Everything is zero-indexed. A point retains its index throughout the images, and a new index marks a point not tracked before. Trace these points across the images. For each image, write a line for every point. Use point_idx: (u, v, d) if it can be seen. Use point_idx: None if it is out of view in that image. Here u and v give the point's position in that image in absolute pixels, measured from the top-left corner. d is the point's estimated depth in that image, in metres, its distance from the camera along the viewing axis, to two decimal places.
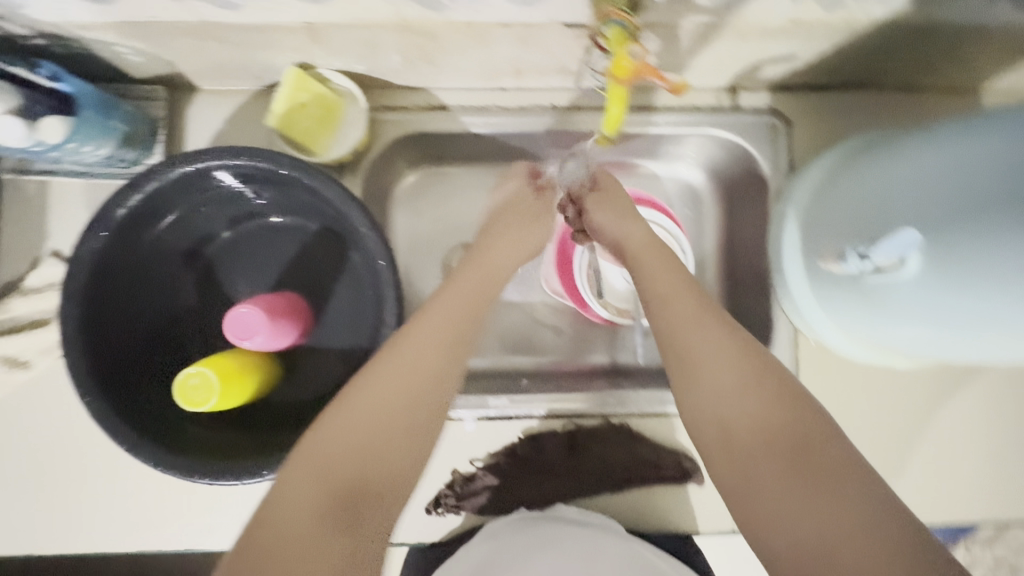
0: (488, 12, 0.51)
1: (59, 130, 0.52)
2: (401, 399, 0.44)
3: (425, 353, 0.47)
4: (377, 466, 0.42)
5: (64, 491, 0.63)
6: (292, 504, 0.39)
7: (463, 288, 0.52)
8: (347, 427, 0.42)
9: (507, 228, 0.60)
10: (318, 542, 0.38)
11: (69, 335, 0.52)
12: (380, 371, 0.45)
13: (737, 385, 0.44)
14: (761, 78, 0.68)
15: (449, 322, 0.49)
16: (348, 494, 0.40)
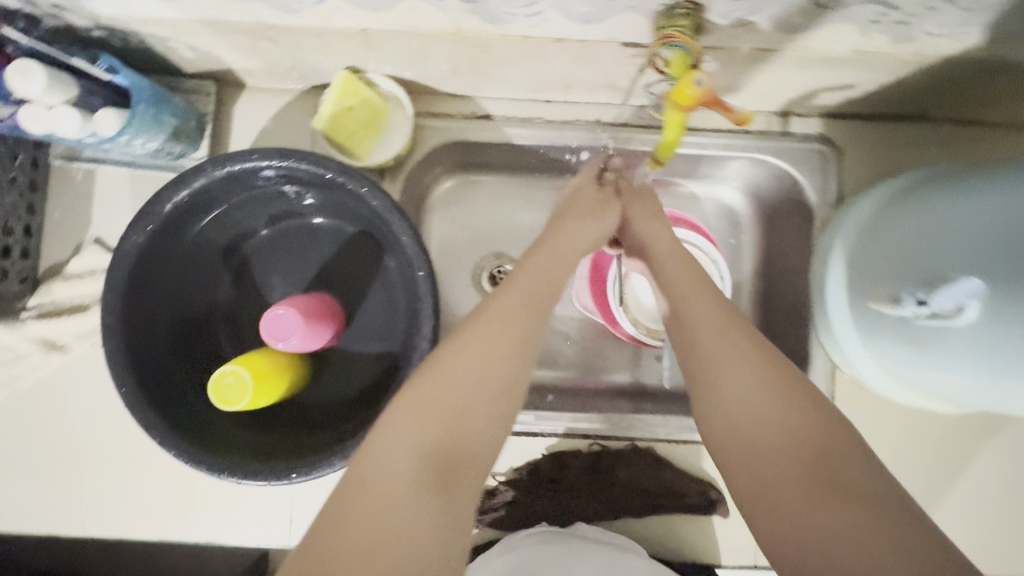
0: (546, 28, 0.50)
1: (113, 123, 0.53)
2: (484, 370, 0.43)
3: (503, 327, 0.45)
4: (465, 436, 0.41)
5: (93, 475, 0.65)
6: (386, 466, 0.38)
7: (538, 271, 0.50)
8: (431, 395, 0.41)
9: (577, 217, 0.56)
10: (413, 505, 0.37)
11: (110, 326, 0.52)
12: (462, 342, 0.44)
13: (752, 383, 0.44)
14: (814, 104, 0.66)
15: (525, 300, 0.47)
16: (439, 460, 0.40)
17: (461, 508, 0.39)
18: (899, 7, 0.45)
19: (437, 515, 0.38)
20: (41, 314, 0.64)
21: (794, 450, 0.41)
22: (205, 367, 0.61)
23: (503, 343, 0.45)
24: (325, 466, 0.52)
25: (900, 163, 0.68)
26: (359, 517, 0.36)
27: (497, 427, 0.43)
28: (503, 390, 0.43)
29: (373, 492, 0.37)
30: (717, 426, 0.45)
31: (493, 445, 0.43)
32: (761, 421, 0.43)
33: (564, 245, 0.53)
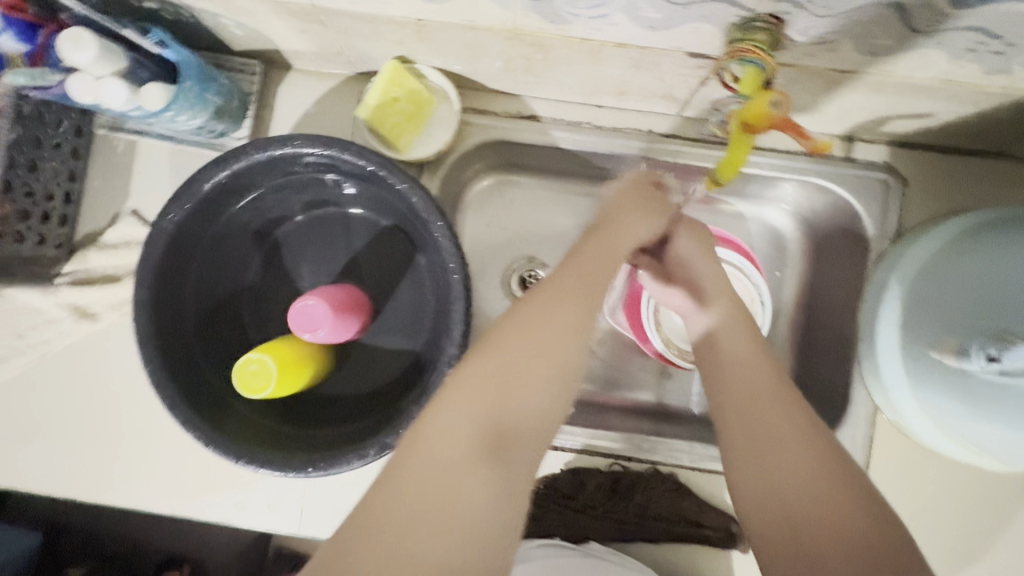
0: (609, 32, 0.48)
1: (159, 99, 0.52)
2: (540, 358, 0.41)
3: (562, 312, 0.43)
4: (516, 423, 0.40)
5: (113, 444, 0.65)
6: (440, 441, 0.38)
7: (595, 256, 0.47)
8: (483, 380, 0.39)
9: (628, 212, 0.52)
10: (464, 485, 0.36)
11: (142, 301, 0.52)
12: (518, 325, 0.42)
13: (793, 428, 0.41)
14: (883, 130, 0.62)
15: (584, 284, 0.45)
16: (492, 442, 0.38)
17: (510, 491, 0.38)
18: (1001, 36, 0.41)
19: (489, 497, 0.37)
20: (74, 282, 0.64)
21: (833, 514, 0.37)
22: (228, 350, 0.60)
23: (561, 327, 0.42)
24: (343, 464, 0.51)
25: (969, 199, 0.64)
26: (409, 491, 0.36)
27: (549, 411, 0.42)
28: (558, 381, 0.42)
29: (422, 467, 0.37)
30: (747, 466, 0.42)
31: (541, 435, 0.41)
32: (794, 469, 0.40)
33: (624, 238, 0.50)
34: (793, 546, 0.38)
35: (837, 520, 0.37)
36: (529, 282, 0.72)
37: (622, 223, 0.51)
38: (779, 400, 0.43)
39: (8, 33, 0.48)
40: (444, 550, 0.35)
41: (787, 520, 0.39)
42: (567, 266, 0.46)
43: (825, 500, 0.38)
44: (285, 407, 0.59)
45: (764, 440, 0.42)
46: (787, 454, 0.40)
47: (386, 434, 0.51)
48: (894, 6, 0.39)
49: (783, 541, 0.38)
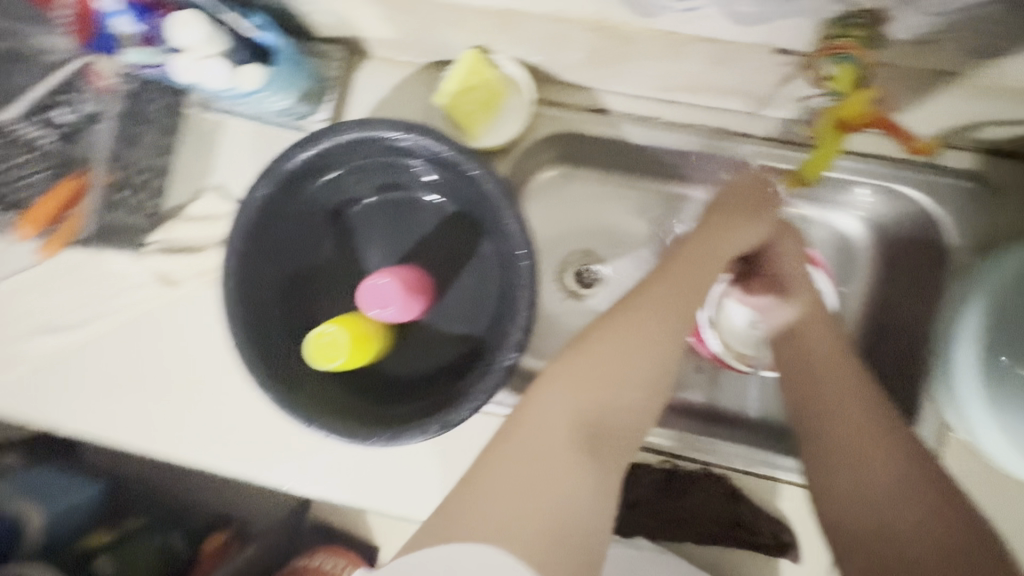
0: (697, 25, 0.47)
1: (255, 79, 0.56)
2: (637, 357, 0.44)
3: (660, 317, 0.45)
4: (615, 417, 0.43)
5: (186, 404, 0.69)
6: (546, 425, 0.41)
7: (694, 262, 0.50)
8: (586, 373, 0.42)
9: (740, 219, 0.54)
10: (569, 468, 0.40)
11: (232, 268, 0.56)
12: (619, 327, 0.44)
13: (879, 440, 0.46)
14: (974, 136, 0.59)
15: (681, 292, 0.47)
16: (593, 432, 0.41)
17: (609, 480, 0.41)
18: None
19: (591, 482, 0.40)
20: (165, 250, 0.68)
21: (917, 518, 0.43)
22: (299, 322, 0.63)
23: (660, 332, 0.45)
24: (406, 436, 0.53)
25: None
26: (519, 466, 0.39)
27: (644, 407, 0.44)
28: (653, 378, 0.44)
29: (531, 446, 0.40)
30: (830, 468, 0.48)
31: (636, 428, 0.44)
32: (879, 476, 0.45)
33: (726, 246, 0.53)
34: (876, 543, 0.43)
35: (919, 524, 0.42)
36: (584, 276, 0.73)
37: (729, 229, 0.53)
38: (865, 415, 0.48)
39: (127, 14, 0.53)
40: (550, 524, 0.38)
41: (869, 519, 0.44)
42: (663, 274, 0.49)
43: (910, 508, 0.43)
44: (352, 381, 0.61)
45: (848, 447, 0.47)
46: (873, 461, 0.46)
47: (449, 411, 0.53)
48: (1011, 3, 0.38)
49: (865, 538, 0.44)
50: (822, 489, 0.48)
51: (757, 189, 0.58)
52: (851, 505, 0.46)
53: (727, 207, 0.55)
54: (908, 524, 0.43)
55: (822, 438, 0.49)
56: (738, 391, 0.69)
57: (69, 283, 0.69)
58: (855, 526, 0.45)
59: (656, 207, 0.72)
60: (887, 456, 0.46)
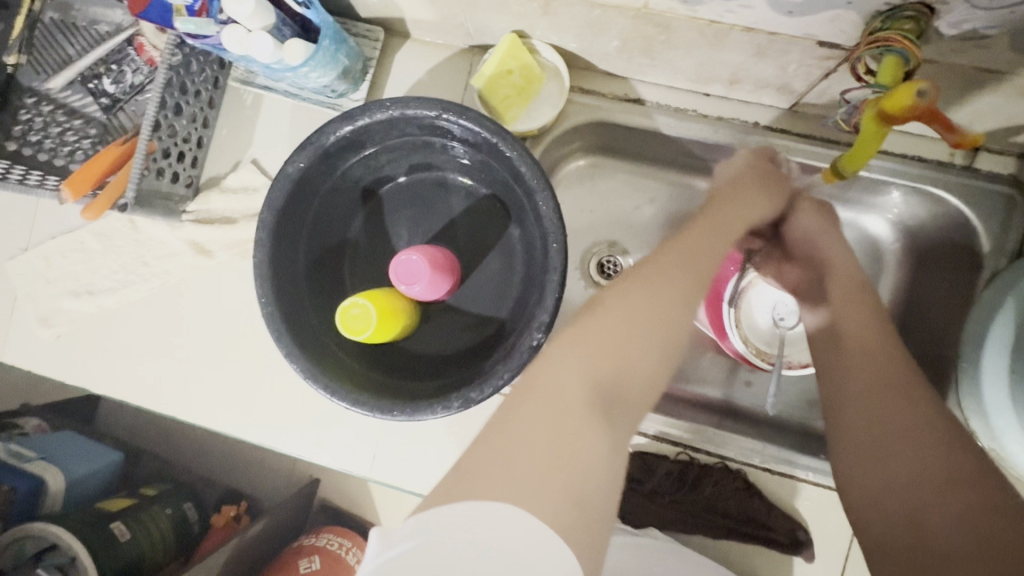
0: (741, 14, 0.47)
1: (299, 56, 0.56)
2: (653, 319, 0.42)
3: (673, 281, 0.44)
4: (629, 381, 0.40)
5: (213, 372, 0.71)
6: (558, 385, 0.38)
7: (707, 234, 0.49)
8: (599, 334, 0.40)
9: (756, 196, 0.55)
10: (583, 431, 0.37)
11: (264, 240, 0.57)
12: (632, 291, 0.43)
13: (914, 430, 0.45)
14: (1014, 141, 0.58)
15: (695, 261, 0.46)
16: (606, 394, 0.39)
17: (621, 447, 0.39)
18: None
19: (605, 446, 0.37)
20: (197, 220, 0.70)
21: (956, 510, 0.40)
22: (328, 296, 0.64)
23: (673, 295, 0.43)
24: (427, 412, 0.53)
25: None
26: (531, 426, 0.36)
27: (658, 376, 0.42)
28: (668, 342, 0.42)
29: (542, 406, 0.37)
30: (866, 464, 0.47)
31: (650, 395, 0.41)
32: (912, 466, 0.44)
33: (738, 223, 0.52)
34: (917, 540, 0.41)
35: (959, 516, 0.40)
36: (607, 266, 0.73)
37: (743, 198, 0.54)
38: (900, 406, 0.47)
39: None
40: (566, 491, 0.34)
41: (906, 514, 0.43)
42: (675, 244, 0.47)
43: (948, 498, 0.41)
44: (377, 356, 0.62)
45: (881, 439, 0.47)
46: (905, 452, 0.45)
47: (470, 390, 0.53)
48: None
49: (903, 535, 0.42)
50: (857, 489, 0.47)
51: (780, 180, 0.58)
52: (889, 501, 0.44)
53: (750, 179, 0.56)
54: (946, 515, 0.40)
55: (854, 432, 0.48)
56: (757, 388, 0.69)
57: (106, 249, 0.71)
58: (892, 523, 0.43)
59: (683, 201, 0.73)
60: (919, 446, 0.44)
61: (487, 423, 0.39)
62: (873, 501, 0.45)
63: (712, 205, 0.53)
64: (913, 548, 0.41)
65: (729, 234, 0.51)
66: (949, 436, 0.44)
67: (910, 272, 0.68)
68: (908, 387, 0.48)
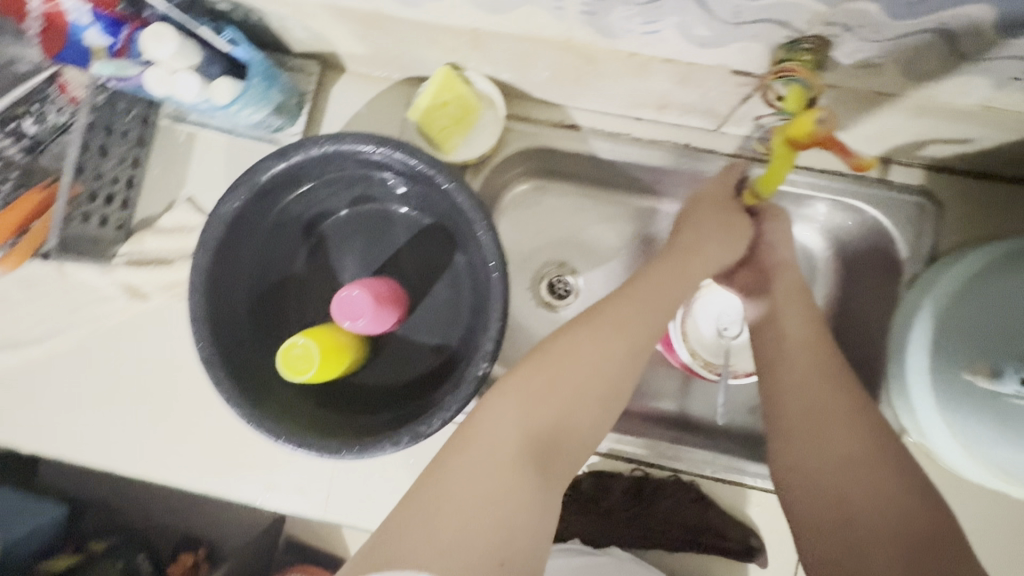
0: (658, 47, 0.50)
1: (228, 93, 0.56)
2: (593, 375, 0.46)
3: (618, 337, 0.47)
4: (565, 432, 0.44)
5: (154, 419, 0.68)
6: (496, 437, 0.42)
7: (660, 280, 0.52)
8: (540, 387, 0.44)
9: (704, 229, 0.57)
10: (514, 483, 0.41)
11: (198, 282, 0.55)
12: (575, 344, 0.46)
13: (844, 415, 0.48)
14: (920, 154, 0.63)
15: (641, 307, 0.49)
16: (541, 446, 0.43)
17: (551, 497, 0.43)
18: None
19: (536, 497, 0.41)
20: (129, 261, 0.67)
21: (880, 493, 0.45)
22: (272, 335, 0.63)
23: (614, 349, 0.47)
24: (377, 449, 0.52)
25: (1007, 226, 0.64)
26: (465, 478, 0.40)
27: (595, 426, 0.46)
28: (606, 394, 0.46)
29: (480, 458, 0.41)
30: (800, 448, 0.49)
31: (586, 443, 0.46)
32: (841, 452, 0.47)
33: (689, 263, 0.55)
34: (842, 518, 0.45)
35: (880, 498, 0.44)
36: (557, 286, 0.74)
37: (701, 249, 0.56)
38: (832, 397, 0.49)
39: (96, 26, 0.53)
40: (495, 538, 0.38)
41: (835, 493, 0.46)
42: (626, 291, 0.50)
43: (872, 481, 0.45)
44: (324, 393, 0.61)
45: (815, 431, 0.49)
46: (834, 436, 0.48)
47: (419, 424, 0.52)
48: (941, 33, 0.40)
49: (829, 516, 0.46)
50: (792, 471, 0.49)
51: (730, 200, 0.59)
52: (820, 484, 0.47)
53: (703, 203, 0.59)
54: (870, 497, 0.45)
55: (790, 418, 0.50)
56: (706, 398, 0.71)
57: (32, 297, 0.68)
58: (822, 512, 0.46)
59: (627, 220, 0.74)
60: (846, 442, 0.47)
61: (427, 469, 0.42)
62: (806, 484, 0.48)
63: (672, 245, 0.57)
64: (838, 528, 0.45)
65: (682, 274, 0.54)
66: (874, 423, 0.48)
67: (841, 279, 0.71)
68: (837, 375, 0.51)
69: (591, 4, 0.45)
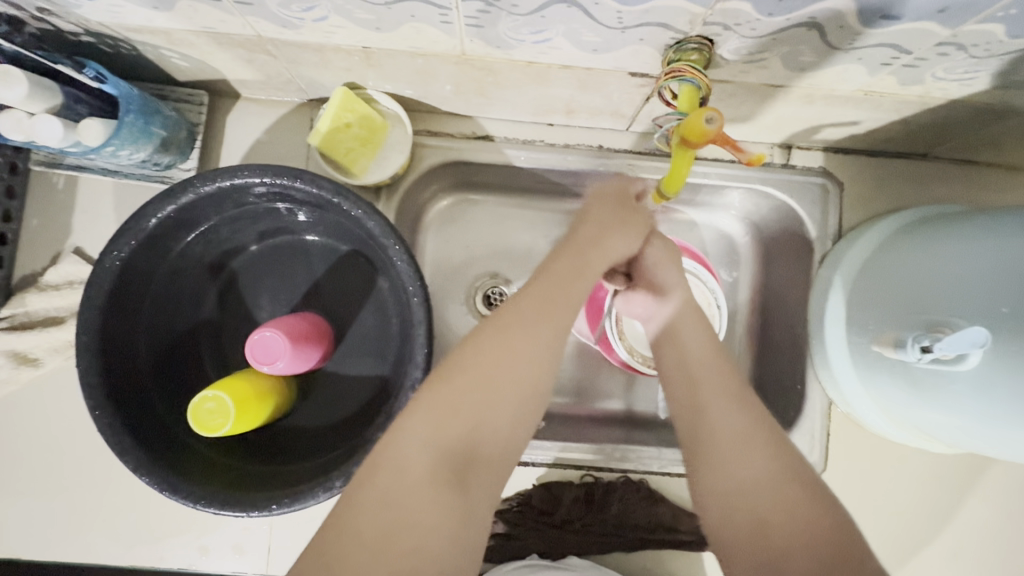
0: (553, 55, 0.49)
1: (98, 134, 0.51)
2: (506, 379, 0.42)
3: (526, 336, 0.43)
4: (484, 441, 0.41)
5: (67, 492, 0.62)
6: (404, 461, 0.38)
7: (565, 265, 0.47)
8: (448, 402, 0.40)
9: (608, 230, 0.52)
10: (428, 507, 0.37)
11: (86, 344, 0.49)
12: (483, 350, 0.42)
13: (754, 433, 0.45)
14: (817, 138, 0.65)
15: (550, 303, 0.45)
16: (456, 463, 0.39)
17: (475, 511, 0.39)
18: (911, 50, 0.44)
19: (455, 518, 0.38)
20: (13, 326, 0.61)
21: (797, 515, 0.41)
22: (187, 388, 0.59)
23: (526, 350, 0.42)
24: (308, 498, 0.48)
25: (900, 199, 0.68)
26: (374, 511, 0.37)
27: (517, 430, 0.42)
28: (525, 396, 0.42)
29: (390, 484, 0.37)
30: (712, 469, 0.44)
31: (511, 451, 0.42)
32: (756, 473, 0.43)
33: (596, 253, 0.50)
34: (761, 544, 0.41)
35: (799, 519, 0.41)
36: (493, 298, 0.71)
37: (599, 242, 0.51)
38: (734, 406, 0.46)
39: None
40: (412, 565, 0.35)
41: (752, 515, 0.42)
42: (531, 284, 0.46)
43: (786, 503, 0.42)
44: (249, 444, 0.57)
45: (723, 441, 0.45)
46: (746, 457, 0.44)
47: (352, 463, 0.49)
48: (813, 26, 0.42)
49: (751, 542, 0.42)
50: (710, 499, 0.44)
51: (625, 204, 0.55)
52: (737, 508, 0.43)
53: (596, 208, 0.53)
54: (788, 519, 0.41)
55: (701, 436, 0.46)
56: (648, 394, 0.72)
57: None
58: (737, 528, 0.43)
59: (554, 225, 0.73)
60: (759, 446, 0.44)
61: (333, 508, 0.38)
62: (722, 507, 0.44)
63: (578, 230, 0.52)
64: (759, 550, 0.41)
65: (582, 265, 0.48)
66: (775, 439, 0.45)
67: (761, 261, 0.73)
68: (741, 388, 0.48)
69: (477, 16, 0.44)
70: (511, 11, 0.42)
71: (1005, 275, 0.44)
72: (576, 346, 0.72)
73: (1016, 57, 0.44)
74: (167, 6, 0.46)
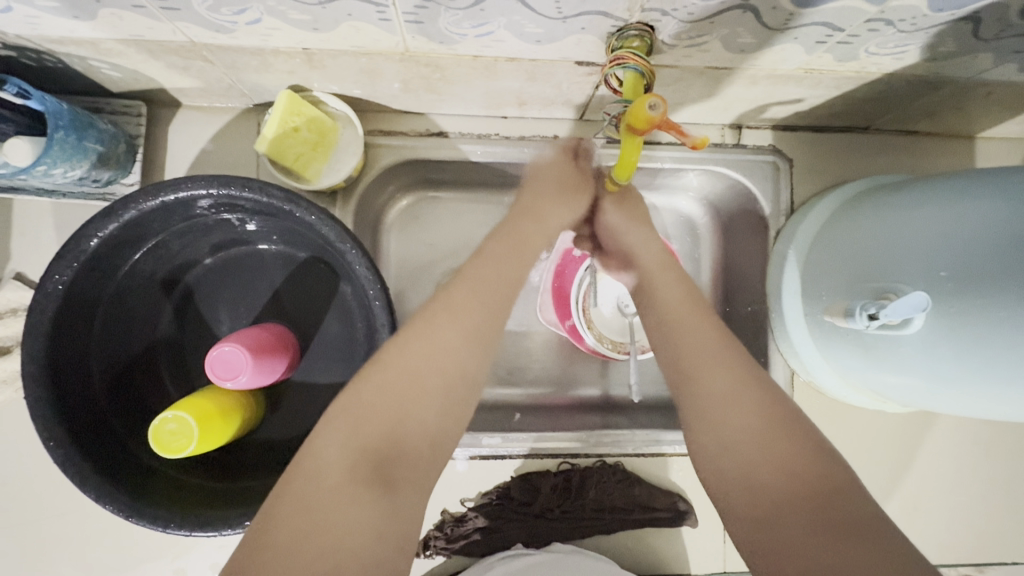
0: (498, 47, 0.49)
1: (27, 154, 0.49)
2: (428, 372, 0.42)
3: (450, 328, 0.44)
4: (408, 441, 0.40)
5: (29, 527, 0.60)
6: (319, 465, 0.38)
7: (496, 258, 0.48)
8: (371, 399, 0.40)
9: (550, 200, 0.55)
10: (349, 501, 0.37)
11: (34, 376, 0.47)
12: (404, 345, 0.42)
13: (747, 389, 0.44)
14: (764, 117, 0.67)
15: (473, 293, 0.46)
16: (380, 458, 0.39)
17: (400, 505, 0.39)
18: (843, 28, 0.45)
19: (377, 512, 0.37)
20: None
21: (777, 454, 0.41)
22: (149, 410, 0.58)
23: (451, 341, 0.43)
24: None
25: (844, 172, 0.71)
26: (293, 512, 0.36)
27: (443, 423, 0.42)
28: (447, 387, 0.42)
29: (310, 486, 0.37)
30: (704, 423, 0.44)
31: (438, 441, 0.42)
32: (740, 423, 0.43)
33: (533, 244, 0.51)
34: (744, 487, 0.41)
35: (776, 459, 0.41)
36: None
37: (540, 218, 0.53)
38: (726, 360, 0.46)
39: None
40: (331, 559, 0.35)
41: (741, 463, 0.42)
42: (461, 278, 0.47)
43: (772, 447, 0.41)
44: (217, 462, 0.56)
45: (711, 397, 0.45)
46: (733, 410, 0.44)
47: None
48: (747, 8, 0.43)
49: (738, 491, 0.42)
50: (701, 456, 0.44)
51: (577, 171, 0.58)
52: (721, 456, 0.43)
53: (547, 180, 0.56)
54: (767, 458, 0.41)
55: (687, 389, 0.46)
56: (619, 378, 0.72)
57: None
58: (726, 477, 0.43)
59: None
60: (747, 395, 0.44)
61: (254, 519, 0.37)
62: (716, 462, 0.43)
63: (504, 223, 0.52)
64: (746, 499, 0.41)
65: (520, 251, 0.50)
66: (766, 389, 0.45)
67: (721, 239, 0.75)
68: (732, 342, 0.47)
69: (415, 12, 0.43)
70: (449, 6, 0.42)
71: (939, 238, 0.47)
72: (545, 336, 0.73)
73: (941, 29, 0.46)
74: (87, 15, 0.44)
